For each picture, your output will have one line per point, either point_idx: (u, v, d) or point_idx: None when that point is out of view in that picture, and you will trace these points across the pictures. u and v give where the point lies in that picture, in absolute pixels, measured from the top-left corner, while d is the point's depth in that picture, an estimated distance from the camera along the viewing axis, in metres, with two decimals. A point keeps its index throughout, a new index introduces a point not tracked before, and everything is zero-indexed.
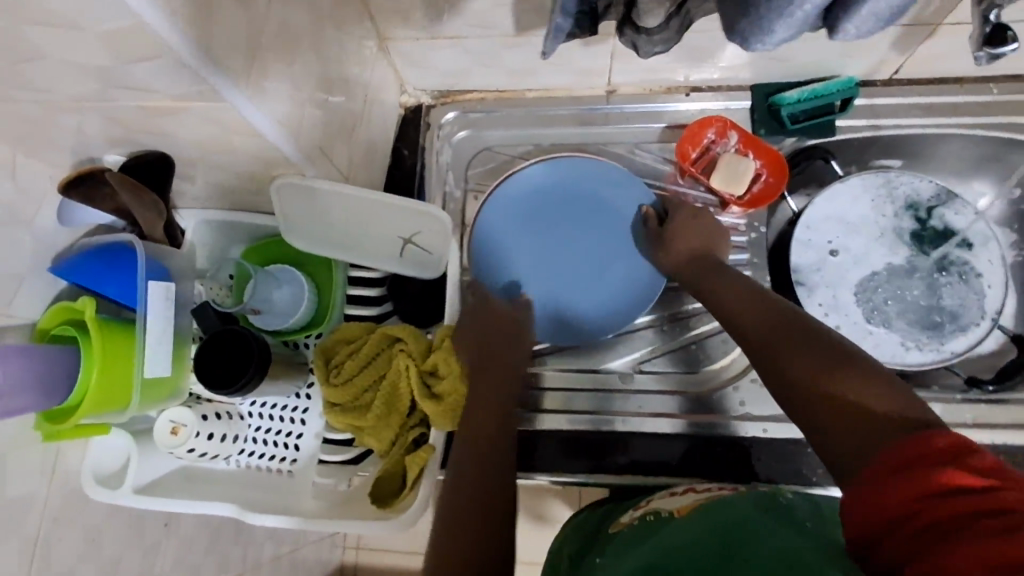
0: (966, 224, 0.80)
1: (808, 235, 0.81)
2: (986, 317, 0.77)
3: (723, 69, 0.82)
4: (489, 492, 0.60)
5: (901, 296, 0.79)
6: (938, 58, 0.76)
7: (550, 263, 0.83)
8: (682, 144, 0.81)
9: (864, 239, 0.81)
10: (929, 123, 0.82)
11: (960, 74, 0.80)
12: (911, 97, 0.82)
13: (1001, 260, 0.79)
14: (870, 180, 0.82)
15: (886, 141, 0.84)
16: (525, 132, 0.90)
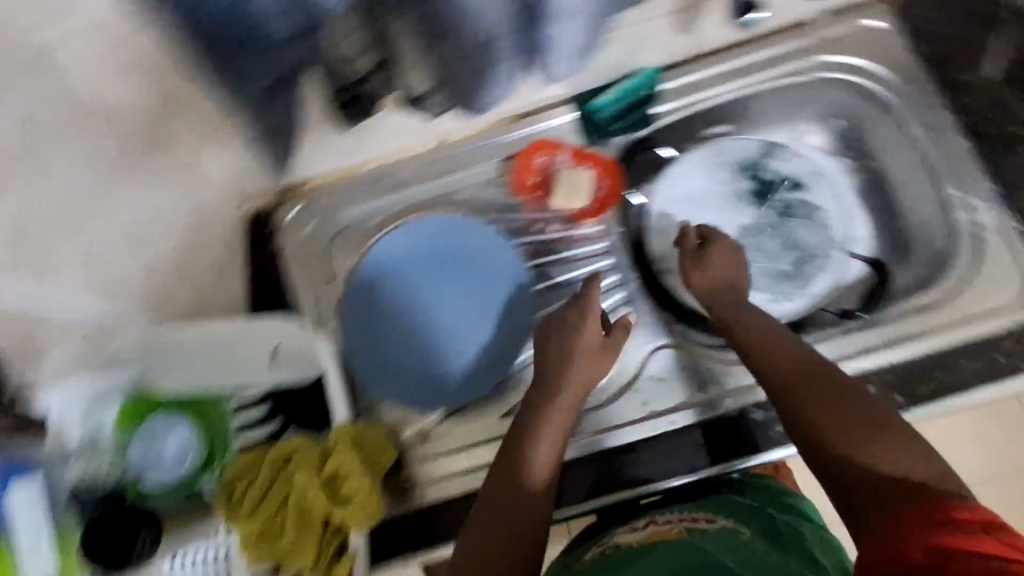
0: (791, 167, 0.92)
1: (663, 220, 0.92)
2: (835, 249, 0.90)
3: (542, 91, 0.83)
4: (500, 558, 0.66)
5: (759, 247, 0.89)
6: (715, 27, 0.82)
7: (433, 322, 0.89)
8: (517, 177, 0.89)
9: (713, 208, 0.92)
10: (733, 87, 0.88)
11: (746, 35, 0.86)
12: (712, 67, 0.88)
13: (830, 190, 0.91)
14: (703, 151, 0.92)
15: (702, 111, 0.90)
16: (377, 203, 0.89)
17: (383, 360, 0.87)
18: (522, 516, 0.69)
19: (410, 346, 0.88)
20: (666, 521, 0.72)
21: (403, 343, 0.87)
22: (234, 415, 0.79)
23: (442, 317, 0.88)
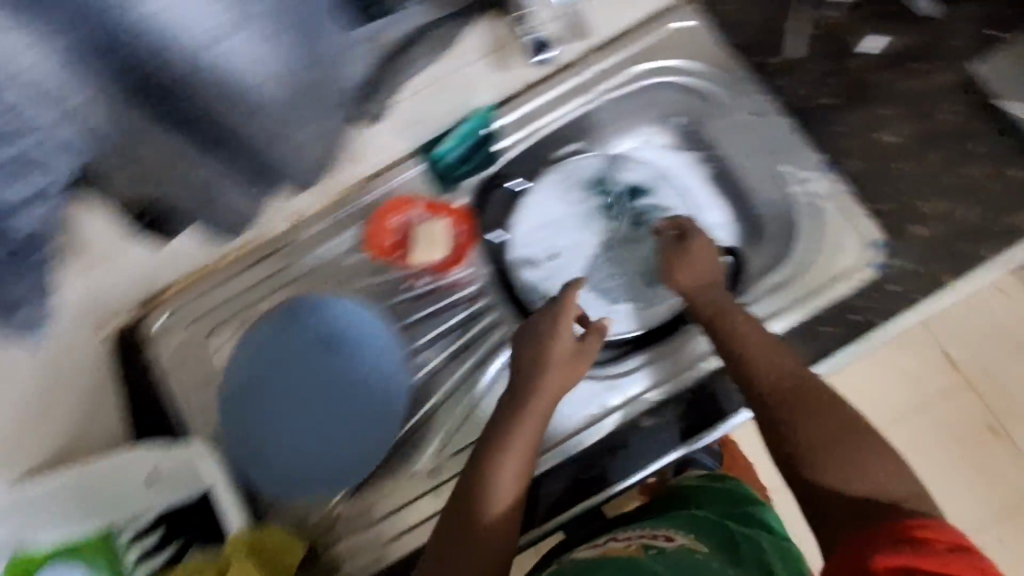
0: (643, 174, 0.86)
1: (526, 252, 0.84)
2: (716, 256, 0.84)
3: (379, 145, 0.79)
4: None
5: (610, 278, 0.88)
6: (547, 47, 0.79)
7: (340, 398, 0.80)
8: (372, 242, 0.81)
9: (572, 227, 0.84)
10: (590, 99, 0.87)
11: (602, 35, 0.83)
12: (556, 86, 0.85)
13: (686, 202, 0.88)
14: (552, 176, 0.86)
15: (579, 120, 0.89)
16: (285, 270, 0.83)
17: (310, 434, 0.80)
18: (493, 533, 0.65)
19: (316, 439, 0.79)
20: (626, 539, 0.75)
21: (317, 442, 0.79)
22: (129, 547, 0.77)
23: (339, 400, 0.80)
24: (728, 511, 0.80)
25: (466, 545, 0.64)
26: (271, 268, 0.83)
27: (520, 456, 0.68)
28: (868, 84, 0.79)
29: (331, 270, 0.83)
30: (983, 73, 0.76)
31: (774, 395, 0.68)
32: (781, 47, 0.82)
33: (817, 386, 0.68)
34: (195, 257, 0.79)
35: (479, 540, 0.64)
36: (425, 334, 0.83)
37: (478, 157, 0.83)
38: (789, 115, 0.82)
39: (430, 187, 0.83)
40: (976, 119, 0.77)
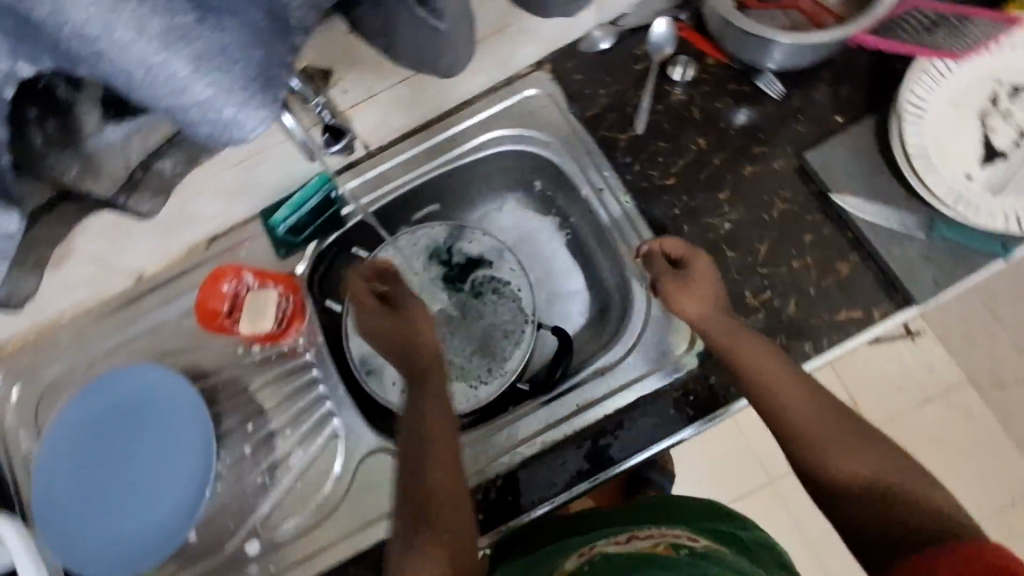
0: (480, 246, 0.84)
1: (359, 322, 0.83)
2: (527, 323, 0.81)
3: (215, 212, 0.79)
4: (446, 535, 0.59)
5: (446, 345, 0.83)
6: (383, 124, 0.80)
7: (134, 476, 0.76)
8: (201, 306, 0.78)
9: None
10: (443, 163, 0.86)
11: (448, 106, 0.84)
12: (407, 152, 0.85)
13: (519, 262, 0.84)
14: (394, 243, 0.84)
15: (434, 184, 0.87)
16: (125, 330, 0.83)
17: (96, 512, 0.75)
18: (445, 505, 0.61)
19: (100, 507, 0.75)
20: (649, 538, 0.62)
21: (106, 506, 0.75)
22: None
23: (132, 459, 0.76)
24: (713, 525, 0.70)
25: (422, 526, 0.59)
26: (105, 334, 0.83)
27: (446, 445, 0.65)
28: (708, 162, 0.80)
29: (167, 336, 0.82)
30: (814, 163, 0.76)
31: (801, 453, 0.63)
32: (629, 122, 0.82)
33: (842, 432, 0.62)
34: (28, 320, 0.79)
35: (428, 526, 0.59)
36: (267, 398, 0.82)
37: (327, 220, 0.83)
38: (631, 194, 0.80)
39: (272, 255, 0.83)
40: (806, 210, 0.76)
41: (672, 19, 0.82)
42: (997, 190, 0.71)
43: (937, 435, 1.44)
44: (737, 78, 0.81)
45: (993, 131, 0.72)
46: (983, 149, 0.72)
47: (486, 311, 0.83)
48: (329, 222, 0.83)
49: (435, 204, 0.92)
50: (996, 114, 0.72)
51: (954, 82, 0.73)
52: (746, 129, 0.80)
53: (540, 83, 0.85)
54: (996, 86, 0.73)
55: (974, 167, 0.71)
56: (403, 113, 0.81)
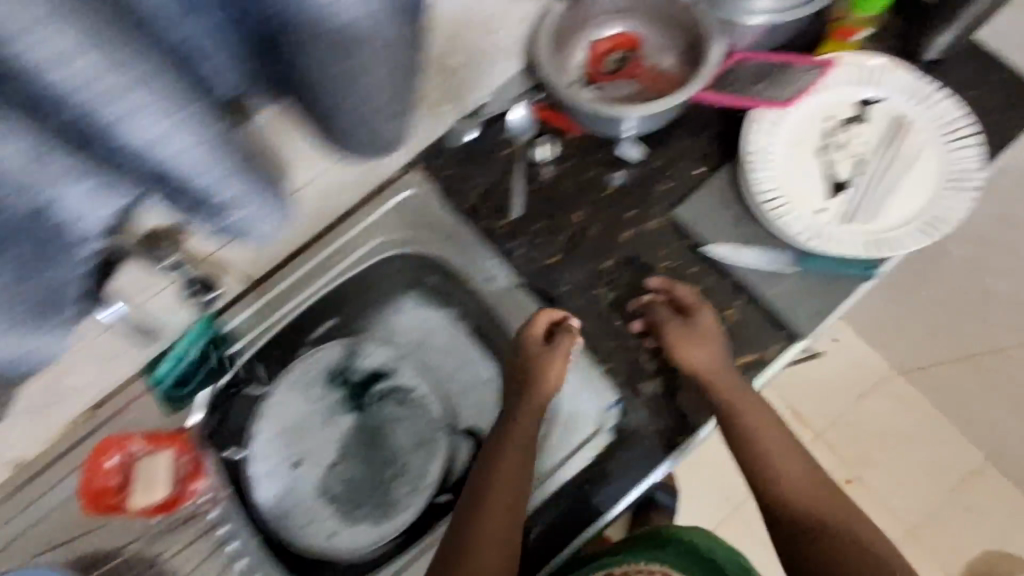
0: (378, 359, 0.81)
1: (265, 465, 0.77)
2: (439, 430, 0.78)
3: (89, 386, 0.73)
4: (510, 497, 0.67)
5: (359, 471, 0.77)
6: (258, 256, 0.77)
7: None
8: (91, 483, 0.73)
9: (314, 433, 0.78)
10: (327, 283, 0.83)
11: (326, 223, 0.82)
12: (292, 276, 0.82)
13: (418, 369, 0.81)
14: (290, 374, 0.80)
15: (325, 300, 0.84)
16: (7, 527, 0.74)
17: None
18: (501, 498, 0.67)
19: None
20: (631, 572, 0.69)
21: None
22: None
23: None
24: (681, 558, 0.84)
25: (477, 516, 0.66)
26: None
27: (523, 433, 0.71)
28: (588, 235, 0.80)
29: (56, 524, 0.74)
30: (684, 220, 0.78)
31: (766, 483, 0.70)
32: (506, 208, 0.82)
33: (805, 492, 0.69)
34: None
35: (481, 532, 0.65)
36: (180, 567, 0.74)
37: (214, 363, 0.80)
38: (522, 280, 0.80)
39: (158, 414, 0.78)
40: (687, 264, 0.78)
41: (529, 101, 0.83)
42: (848, 220, 0.70)
43: (878, 427, 1.48)
44: (599, 147, 0.83)
45: (834, 164, 0.72)
46: (829, 184, 0.71)
47: (394, 425, 0.78)
48: (216, 367, 0.80)
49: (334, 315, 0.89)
50: (835, 149, 0.72)
51: (786, 126, 0.73)
52: (618, 196, 0.81)
53: (415, 182, 0.84)
54: (827, 120, 0.73)
55: (826, 202, 0.71)
56: (276, 242, 0.78)
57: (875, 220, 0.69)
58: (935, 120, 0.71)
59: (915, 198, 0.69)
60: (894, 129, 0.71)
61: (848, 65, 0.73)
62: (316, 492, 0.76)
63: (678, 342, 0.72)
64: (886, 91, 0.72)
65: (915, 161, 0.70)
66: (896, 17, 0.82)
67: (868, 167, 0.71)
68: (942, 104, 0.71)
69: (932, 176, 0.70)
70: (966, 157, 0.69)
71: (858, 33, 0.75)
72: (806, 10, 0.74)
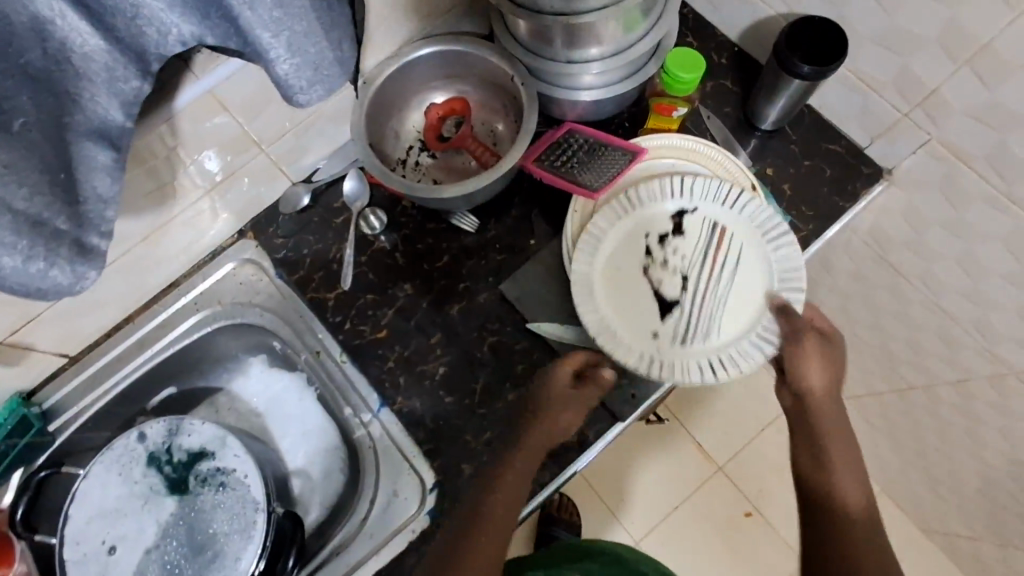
0: (202, 437, 0.79)
1: (78, 551, 0.74)
2: (259, 512, 0.74)
3: None
4: (508, 505, 0.62)
5: (176, 555, 0.74)
6: (69, 331, 0.76)
7: None
8: None
9: (132, 517, 0.76)
10: (153, 353, 0.82)
11: (151, 292, 0.81)
12: (117, 347, 0.81)
13: (244, 447, 0.78)
14: (108, 454, 0.78)
15: (154, 369, 0.83)
16: None
17: None
18: (502, 515, 0.61)
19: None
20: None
21: None
22: None
23: None
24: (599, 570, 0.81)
25: (488, 500, 0.62)
26: None
27: (538, 448, 0.66)
28: (417, 308, 0.78)
29: None
30: (509, 294, 0.77)
31: (815, 491, 0.63)
32: (337, 281, 0.80)
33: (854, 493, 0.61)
34: None
35: (484, 519, 0.61)
36: None
37: (31, 438, 0.77)
38: (348, 355, 0.78)
39: None
40: (513, 339, 0.76)
41: (359, 169, 0.81)
42: (684, 343, 0.68)
43: (778, 463, 1.40)
44: (434, 217, 0.81)
45: (660, 283, 0.70)
46: (657, 304, 0.69)
47: (212, 510, 0.76)
48: (30, 446, 0.78)
49: (173, 384, 0.87)
50: (660, 266, 0.70)
51: (610, 251, 0.71)
52: (450, 266, 0.80)
53: (245, 250, 0.83)
54: (648, 237, 0.71)
55: (658, 324, 0.69)
56: (89, 317, 0.76)
57: (709, 335, 0.68)
58: (747, 221, 0.70)
59: (748, 306, 0.68)
60: (710, 237, 0.71)
61: (660, 161, 0.74)
62: None
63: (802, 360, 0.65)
64: (696, 200, 0.72)
65: (735, 266, 0.70)
66: (733, 84, 0.82)
67: (693, 282, 0.70)
68: (751, 204, 0.70)
69: (758, 279, 0.69)
70: (788, 253, 0.69)
71: (678, 110, 0.76)
72: (619, 89, 0.72)
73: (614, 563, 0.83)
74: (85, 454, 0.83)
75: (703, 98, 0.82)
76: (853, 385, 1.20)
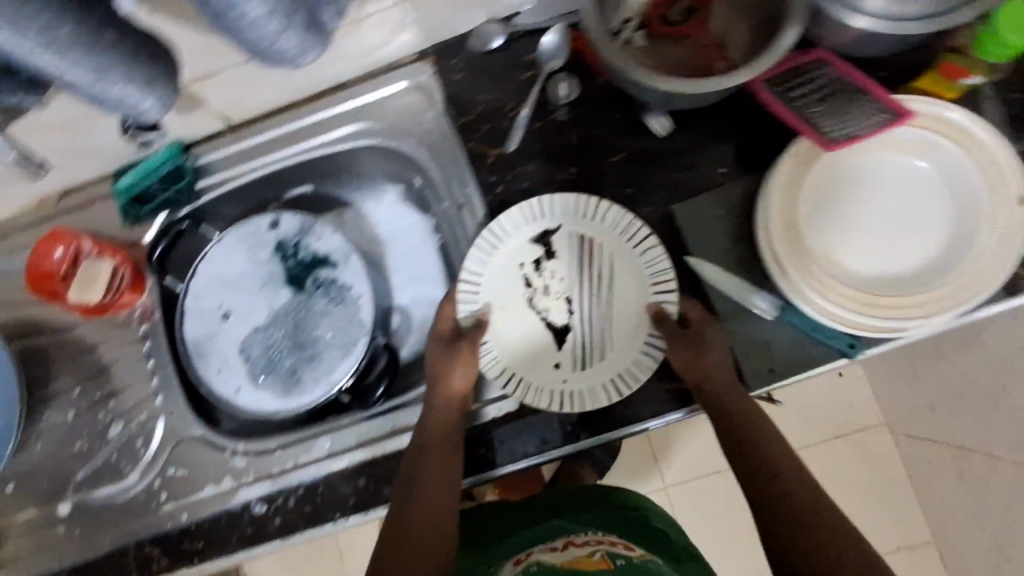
0: (329, 245, 0.79)
1: (198, 305, 0.79)
2: (363, 334, 0.76)
3: (59, 175, 0.77)
4: (436, 461, 0.68)
5: (281, 343, 0.78)
6: (238, 100, 0.75)
7: None
8: (35, 269, 0.77)
9: (252, 294, 0.80)
10: (305, 149, 0.81)
11: (320, 87, 0.79)
12: (274, 130, 0.81)
13: (364, 268, 0.79)
14: (242, 229, 0.81)
15: (300, 164, 0.83)
16: None
17: None
18: (436, 480, 0.66)
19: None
20: (585, 545, 0.77)
21: None
22: None
23: None
24: (624, 529, 0.83)
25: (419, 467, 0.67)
26: None
27: (447, 409, 0.70)
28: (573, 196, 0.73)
29: (13, 288, 0.81)
30: (678, 218, 0.70)
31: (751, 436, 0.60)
32: (502, 138, 0.76)
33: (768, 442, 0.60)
34: None
35: (419, 485, 0.66)
36: (108, 362, 0.80)
37: (177, 191, 0.80)
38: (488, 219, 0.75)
39: (123, 223, 0.81)
40: None
41: (565, 25, 0.73)
42: (586, 363, 0.71)
43: (835, 474, 1.33)
44: (626, 106, 0.73)
45: (547, 312, 0.74)
46: (551, 335, 0.73)
47: (322, 316, 0.78)
48: (180, 195, 0.81)
49: (310, 182, 0.87)
50: (541, 296, 0.74)
51: (498, 290, 0.74)
52: (626, 163, 0.73)
53: (420, 75, 0.79)
54: (523, 268, 0.74)
55: (556, 354, 0.72)
56: (259, 92, 0.75)
57: (608, 350, 0.71)
58: (609, 231, 0.72)
59: (622, 314, 0.72)
60: (579, 254, 0.73)
61: (916, 131, 0.61)
62: (236, 348, 0.78)
63: (703, 364, 0.63)
64: (559, 219, 0.73)
65: (606, 289, 0.72)
66: None
67: (576, 301, 0.73)
68: (609, 213, 0.71)
69: (631, 279, 0.71)
70: (655, 255, 0.69)
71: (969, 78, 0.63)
72: (918, 27, 0.58)
73: (647, 533, 0.84)
74: (221, 220, 0.87)
75: (999, 72, 0.66)
76: (963, 437, 1.09)
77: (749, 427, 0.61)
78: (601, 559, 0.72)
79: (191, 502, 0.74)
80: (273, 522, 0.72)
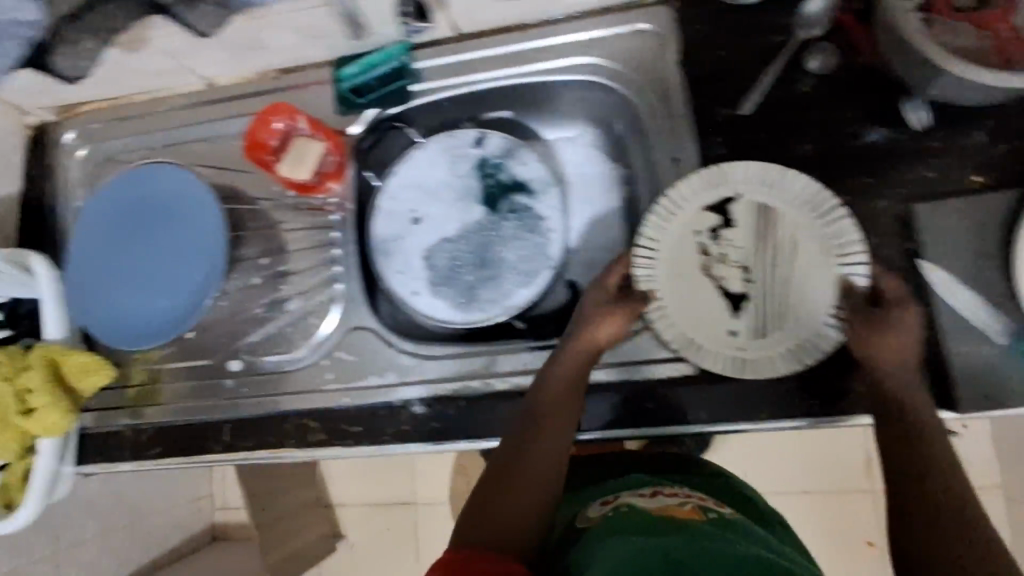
0: (531, 173, 0.79)
1: (392, 205, 0.82)
2: (549, 266, 0.78)
3: (291, 51, 0.78)
4: (559, 408, 0.68)
5: (464, 257, 0.80)
6: (480, 10, 0.74)
7: (135, 267, 0.81)
8: (252, 134, 0.79)
9: (445, 205, 0.81)
10: (525, 73, 0.80)
11: (559, 12, 0.77)
12: (499, 48, 0.79)
13: (561, 204, 0.79)
14: (447, 141, 0.81)
15: (514, 87, 0.82)
16: (188, 130, 0.85)
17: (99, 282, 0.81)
18: (555, 426, 0.66)
19: (164, 250, 0.80)
20: (675, 497, 0.71)
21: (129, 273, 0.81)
22: None
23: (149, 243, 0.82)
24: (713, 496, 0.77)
25: (539, 410, 0.67)
26: (173, 125, 0.86)
27: (580, 356, 0.69)
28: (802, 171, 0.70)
29: (220, 149, 0.85)
30: (920, 218, 0.66)
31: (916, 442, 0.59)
32: (737, 98, 0.72)
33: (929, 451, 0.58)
34: (106, 90, 0.83)
35: (540, 431, 0.66)
36: (296, 239, 0.83)
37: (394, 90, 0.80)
38: None
39: (335, 111, 0.82)
40: (890, 265, 0.67)
41: None
42: (766, 333, 0.68)
43: None
44: (881, 89, 0.69)
45: (724, 280, 0.70)
46: (727, 303, 0.70)
47: (511, 241, 0.79)
48: (396, 95, 0.81)
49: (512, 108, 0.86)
50: (719, 263, 0.70)
51: (675, 254, 0.71)
52: (870, 150, 0.69)
53: (659, 19, 0.75)
54: (697, 235, 0.71)
55: (733, 321, 0.69)
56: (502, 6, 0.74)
57: (787, 322, 0.68)
58: (804, 204, 0.68)
59: (805, 288, 0.68)
60: (761, 224, 0.69)
61: None
62: (421, 253, 0.80)
63: (877, 357, 0.62)
64: (742, 186, 0.70)
65: (789, 261, 0.69)
66: None
67: (756, 271, 0.70)
68: (798, 181, 0.68)
69: (819, 253, 0.67)
70: (845, 227, 0.66)
71: None
72: None
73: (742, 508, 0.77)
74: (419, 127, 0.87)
75: None
76: None
77: (915, 432, 0.59)
78: (691, 509, 0.67)
79: (357, 386, 0.77)
80: (430, 424, 0.74)
